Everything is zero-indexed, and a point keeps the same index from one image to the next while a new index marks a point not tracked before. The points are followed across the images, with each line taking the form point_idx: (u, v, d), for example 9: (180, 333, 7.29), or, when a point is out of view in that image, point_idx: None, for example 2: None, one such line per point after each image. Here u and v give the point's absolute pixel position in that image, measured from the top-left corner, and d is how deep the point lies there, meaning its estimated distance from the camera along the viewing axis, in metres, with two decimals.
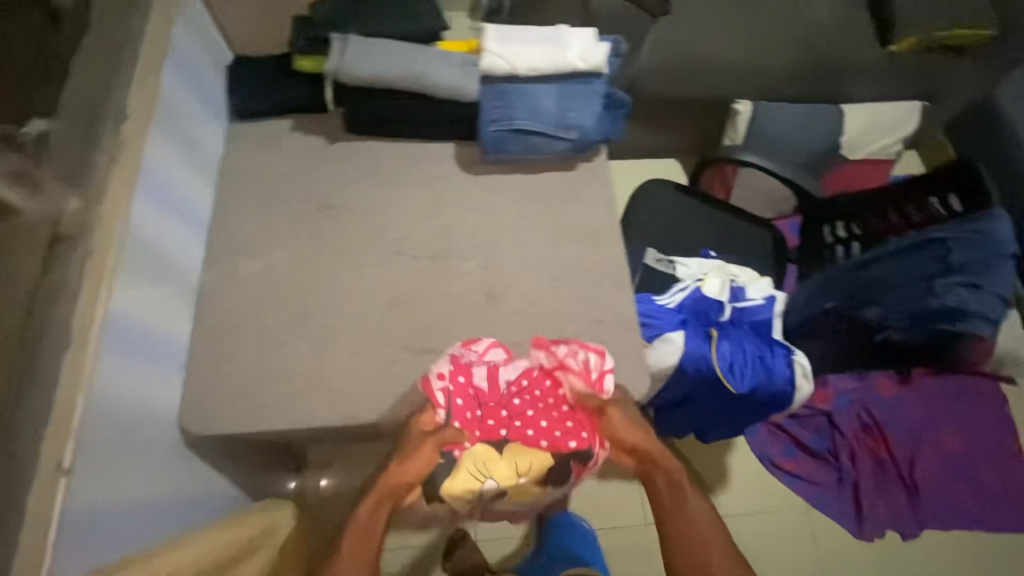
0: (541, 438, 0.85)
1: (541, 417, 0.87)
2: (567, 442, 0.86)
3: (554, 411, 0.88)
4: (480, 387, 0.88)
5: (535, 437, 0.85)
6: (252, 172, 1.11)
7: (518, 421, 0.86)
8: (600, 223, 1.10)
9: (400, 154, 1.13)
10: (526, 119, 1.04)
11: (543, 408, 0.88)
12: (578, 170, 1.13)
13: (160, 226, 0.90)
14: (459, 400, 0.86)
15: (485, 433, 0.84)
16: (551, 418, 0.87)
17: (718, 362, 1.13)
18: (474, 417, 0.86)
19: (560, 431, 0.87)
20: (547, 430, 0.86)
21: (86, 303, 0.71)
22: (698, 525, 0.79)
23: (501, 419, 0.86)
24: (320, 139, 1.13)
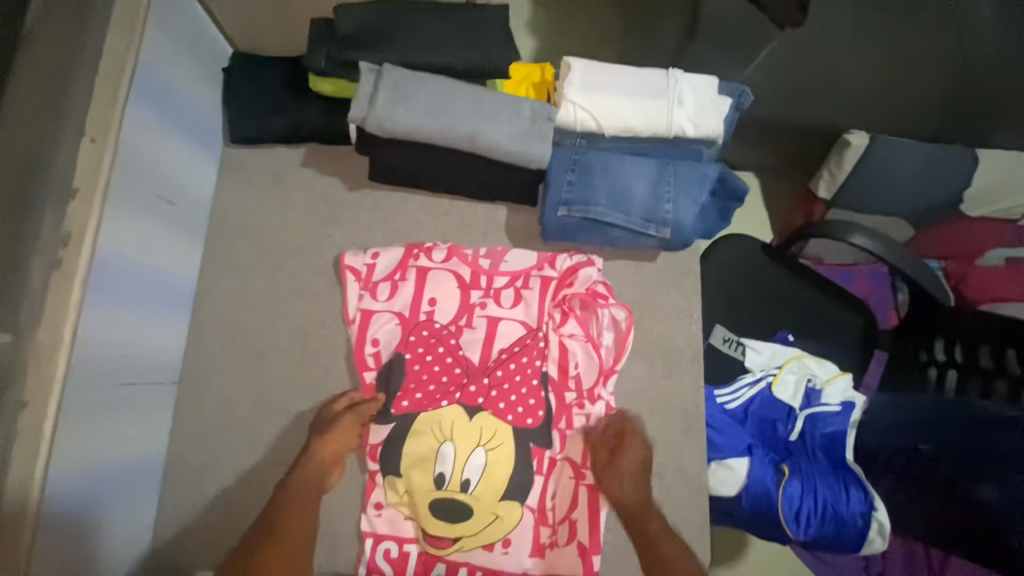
0: (502, 409, 0.79)
1: (510, 385, 0.81)
2: (525, 419, 0.80)
3: (527, 382, 0.81)
4: (461, 350, 0.82)
5: (496, 398, 0.80)
6: (248, 216, 0.87)
7: (484, 386, 0.81)
8: (677, 338, 0.87)
9: (437, 216, 0.89)
10: (607, 207, 0.78)
11: (515, 377, 0.81)
12: (661, 262, 0.89)
13: (129, 323, 0.70)
14: (407, 335, 0.83)
15: (444, 392, 0.80)
16: (519, 391, 0.81)
17: (783, 506, 0.97)
18: (438, 373, 0.81)
19: (525, 404, 0.80)
20: (511, 401, 0.80)
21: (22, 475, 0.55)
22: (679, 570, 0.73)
23: (468, 382, 0.81)
24: (339, 183, 0.89)
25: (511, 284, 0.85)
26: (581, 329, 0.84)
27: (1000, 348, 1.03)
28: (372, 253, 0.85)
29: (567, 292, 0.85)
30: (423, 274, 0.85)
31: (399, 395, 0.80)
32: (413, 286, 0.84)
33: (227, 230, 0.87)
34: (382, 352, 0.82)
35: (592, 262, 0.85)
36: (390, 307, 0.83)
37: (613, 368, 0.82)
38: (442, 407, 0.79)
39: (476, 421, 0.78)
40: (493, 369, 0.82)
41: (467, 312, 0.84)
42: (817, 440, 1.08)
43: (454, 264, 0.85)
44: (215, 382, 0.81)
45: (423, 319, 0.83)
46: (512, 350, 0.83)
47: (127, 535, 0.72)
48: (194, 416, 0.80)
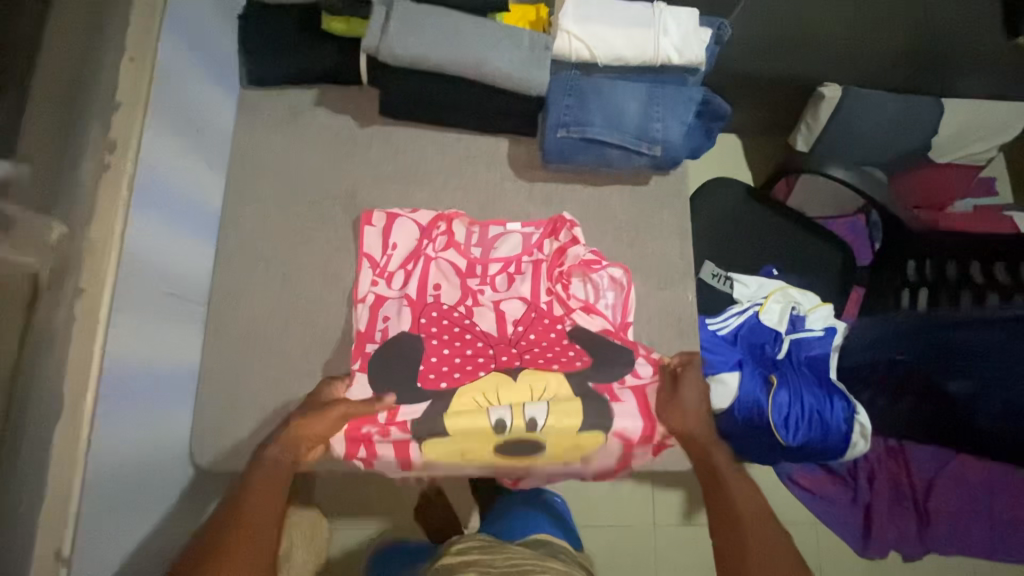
0: (544, 363, 0.85)
1: (535, 347, 0.86)
2: (575, 362, 0.85)
3: (553, 343, 0.87)
4: (477, 325, 0.88)
5: (534, 366, 0.85)
6: (266, 152, 0.93)
7: (513, 352, 0.86)
8: (671, 253, 0.94)
9: (443, 148, 0.95)
10: (603, 127, 0.85)
11: (539, 341, 0.87)
12: (652, 185, 0.96)
13: (164, 238, 0.75)
14: (423, 318, 0.87)
15: (476, 365, 0.85)
16: (553, 348, 0.86)
17: (773, 413, 1.04)
18: (462, 351, 0.85)
19: (566, 355, 0.86)
20: (549, 356, 0.85)
21: (76, 355, 0.60)
22: (741, 502, 0.75)
23: (495, 353, 0.86)
24: (350, 120, 0.95)
25: (511, 258, 0.91)
26: (576, 299, 0.89)
27: (968, 261, 1.09)
28: (390, 243, 0.90)
29: (562, 267, 0.90)
30: (432, 261, 0.90)
31: (424, 370, 0.84)
32: (421, 274, 0.90)
33: (246, 166, 0.92)
34: (391, 329, 0.86)
35: (578, 241, 0.91)
36: (400, 292, 0.89)
37: (628, 319, 0.89)
38: (481, 376, 0.84)
39: (521, 379, 0.83)
40: (516, 340, 0.87)
41: (472, 293, 0.89)
42: (802, 358, 1.15)
43: (452, 252, 0.91)
44: (240, 304, 0.86)
45: (431, 301, 0.88)
46: (527, 321, 0.88)
47: (165, 440, 0.77)
48: (222, 335, 0.85)
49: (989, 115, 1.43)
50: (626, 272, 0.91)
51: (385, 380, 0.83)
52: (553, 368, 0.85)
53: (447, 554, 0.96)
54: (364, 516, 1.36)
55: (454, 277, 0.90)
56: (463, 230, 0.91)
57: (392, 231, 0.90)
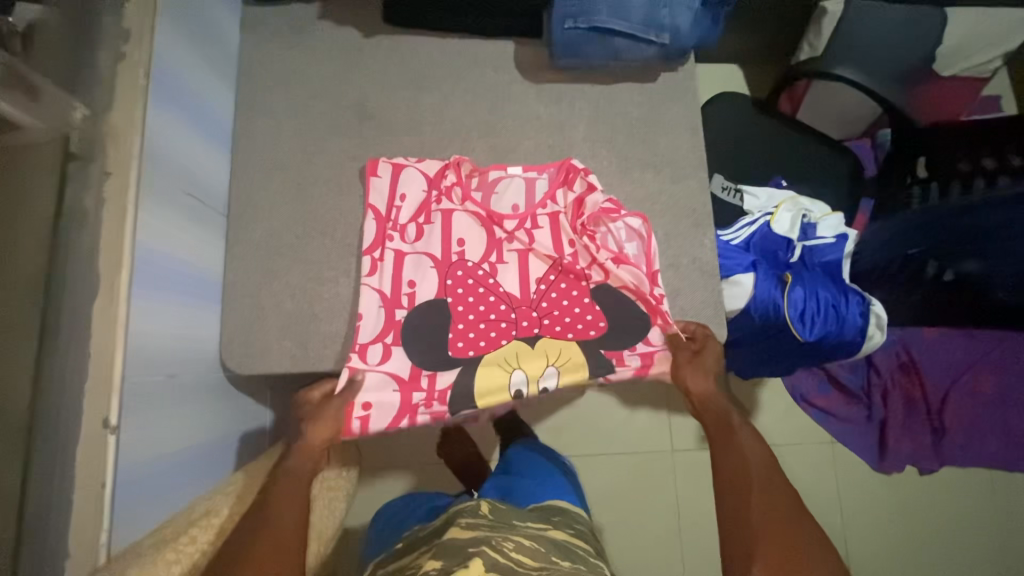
0: (560, 331, 0.85)
1: (560, 312, 0.86)
2: (588, 332, 0.85)
3: (574, 303, 0.86)
4: (500, 285, 0.86)
5: (552, 337, 0.85)
6: (272, 66, 0.93)
7: (534, 317, 0.85)
8: (681, 147, 0.94)
9: (450, 54, 0.95)
10: (610, 16, 0.85)
11: (562, 302, 0.86)
12: (660, 82, 0.96)
13: (181, 138, 0.76)
14: (448, 280, 0.86)
15: (499, 331, 0.84)
16: (572, 311, 0.86)
17: (788, 309, 1.05)
18: (485, 312, 0.85)
19: (583, 322, 0.86)
20: (566, 323, 0.85)
21: (101, 233, 0.61)
22: (750, 457, 0.74)
23: (516, 316, 0.85)
24: (354, 31, 0.95)
25: (527, 210, 0.90)
26: (604, 252, 0.88)
27: (979, 153, 1.12)
28: (399, 196, 0.88)
29: (581, 222, 0.89)
30: (446, 213, 0.89)
31: (453, 338, 0.83)
32: (438, 228, 0.88)
33: (253, 81, 0.92)
34: (417, 294, 0.85)
35: (595, 189, 0.89)
36: (421, 249, 0.87)
37: (654, 268, 0.87)
38: (503, 346, 0.83)
39: (538, 347, 0.84)
40: (538, 301, 0.86)
41: (496, 247, 0.89)
42: (816, 263, 1.16)
43: (471, 206, 0.89)
44: (260, 212, 0.87)
45: (456, 260, 0.87)
46: (550, 279, 0.87)
47: (200, 340, 0.79)
48: (242, 243, 0.86)
49: (993, 23, 1.35)
50: (645, 219, 0.89)
51: (418, 342, 0.82)
52: (573, 336, 0.85)
53: (456, 528, 0.79)
54: (386, 450, 1.38)
55: (474, 232, 0.89)
56: (465, 178, 0.89)
57: (399, 183, 0.88)
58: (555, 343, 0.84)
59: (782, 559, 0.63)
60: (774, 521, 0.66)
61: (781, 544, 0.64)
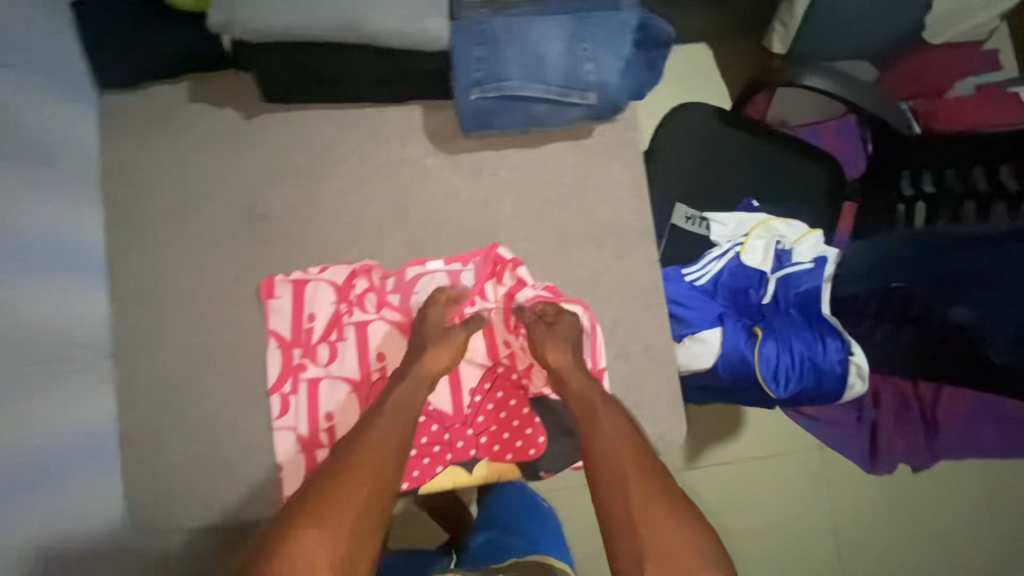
0: (499, 451, 0.77)
1: (499, 427, 0.78)
2: (528, 450, 0.77)
3: (512, 415, 0.78)
4: (430, 403, 0.78)
5: (493, 460, 0.77)
6: (145, 167, 0.80)
7: (470, 436, 0.77)
8: (625, 214, 0.82)
9: (347, 130, 0.81)
10: (523, 79, 0.71)
11: (500, 415, 0.78)
12: (595, 137, 0.82)
13: (32, 297, 0.64)
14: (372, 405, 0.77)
15: (433, 456, 0.76)
16: (511, 425, 0.78)
17: (760, 366, 0.95)
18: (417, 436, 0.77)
19: (522, 437, 0.78)
20: (503, 442, 0.77)
21: None
22: (606, 438, 0.66)
23: (451, 437, 0.77)
24: (232, 113, 0.81)
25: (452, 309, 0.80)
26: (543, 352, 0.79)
27: (968, 169, 0.97)
28: (306, 314, 0.77)
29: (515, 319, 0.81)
30: (360, 327, 0.78)
31: None
32: (353, 345, 0.78)
33: (124, 188, 0.79)
34: (337, 427, 0.76)
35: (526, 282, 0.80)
36: (336, 373, 0.77)
37: (599, 365, 0.79)
38: (439, 473, 0.76)
39: (476, 473, 0.77)
40: (472, 416, 0.78)
41: None
42: (790, 298, 1.05)
43: (389, 313, 0.79)
44: (150, 343, 0.77)
45: (377, 380, 0.78)
46: (484, 390, 0.79)
47: (95, 507, 0.70)
48: (138, 385, 0.77)
49: None
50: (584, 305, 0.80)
51: None
52: (512, 457, 0.77)
53: None
54: None
55: (396, 344, 0.79)
56: (380, 283, 0.79)
57: (304, 301, 0.77)
58: (494, 467, 0.77)
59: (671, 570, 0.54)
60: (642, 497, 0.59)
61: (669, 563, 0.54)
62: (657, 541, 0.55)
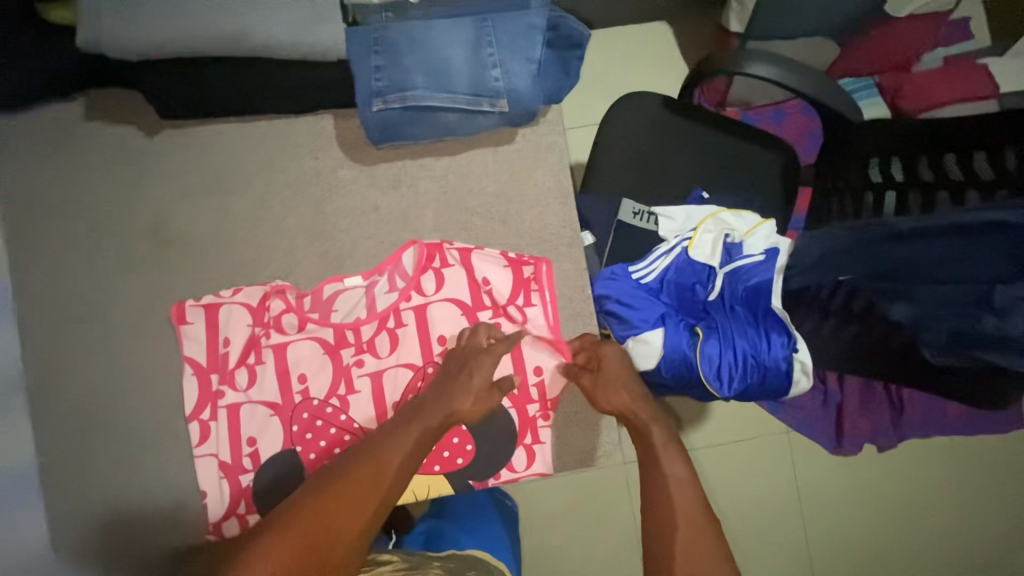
0: (427, 464, 0.76)
1: None
2: (455, 460, 0.77)
3: None
4: (353, 420, 0.76)
5: (421, 473, 0.76)
6: (46, 191, 0.76)
7: None
8: (551, 221, 0.79)
9: (257, 144, 0.77)
10: (427, 88, 0.67)
11: None
12: (518, 142, 0.79)
13: None
14: (295, 425, 0.75)
15: None
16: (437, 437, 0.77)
17: (703, 366, 0.93)
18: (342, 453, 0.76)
19: (449, 447, 0.77)
20: (430, 454, 0.76)
21: None
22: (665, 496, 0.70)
23: None
24: (134, 131, 0.77)
25: (372, 319, 0.77)
26: None
27: (915, 157, 0.92)
28: (222, 340, 0.75)
29: (440, 327, 0.78)
30: (277, 349, 0.75)
31: None
32: (272, 367, 0.75)
33: (27, 213, 0.76)
34: (260, 451, 0.75)
35: (448, 285, 0.78)
36: (256, 394, 0.75)
37: (525, 370, 0.78)
38: None
39: (405, 487, 0.76)
40: None
41: (344, 377, 0.76)
42: (739, 292, 1.02)
43: (310, 329, 0.76)
44: (66, 377, 0.75)
45: (300, 401, 0.75)
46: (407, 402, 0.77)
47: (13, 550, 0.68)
48: (56, 418, 0.75)
49: None
50: (548, 266, 0.77)
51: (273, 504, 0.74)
52: (442, 468, 0.77)
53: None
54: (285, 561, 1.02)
55: (314, 366, 0.76)
56: (298, 302, 0.76)
57: (219, 325, 0.75)
58: (422, 479, 0.76)
59: None
60: (697, 554, 0.63)
61: None
62: None
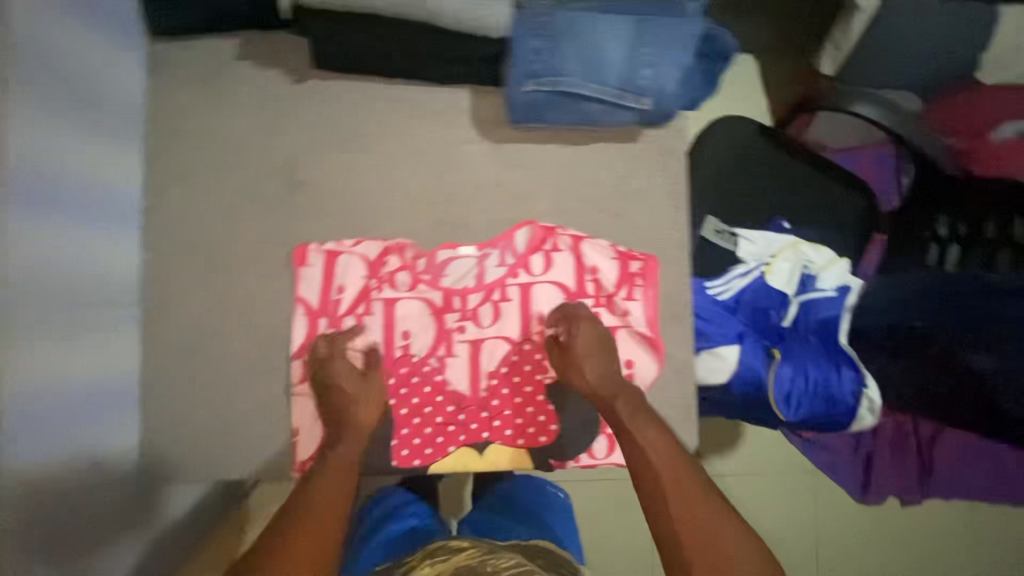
0: (511, 436, 0.79)
1: (513, 412, 0.79)
2: (539, 437, 0.79)
3: (527, 402, 0.79)
4: (448, 383, 0.79)
5: (504, 445, 0.79)
6: (191, 119, 0.79)
7: (484, 419, 0.79)
8: (663, 222, 0.81)
9: (395, 107, 0.80)
10: (580, 77, 0.71)
11: (514, 401, 0.79)
12: (643, 142, 0.81)
13: (70, 242, 0.63)
14: (393, 379, 0.79)
15: (446, 436, 0.79)
16: (524, 412, 0.79)
17: (774, 389, 0.97)
18: (432, 413, 0.79)
19: (535, 424, 0.79)
20: (515, 427, 0.79)
21: None
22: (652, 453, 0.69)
23: (465, 418, 0.79)
24: (281, 75, 0.80)
25: (480, 289, 0.80)
26: (567, 340, 0.80)
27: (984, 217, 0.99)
28: (336, 287, 0.79)
29: (541, 307, 0.80)
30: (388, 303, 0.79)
31: (397, 445, 0.78)
32: (381, 320, 0.79)
33: (168, 138, 0.79)
34: None
35: (556, 268, 0.80)
36: (360, 343, 0.78)
37: (617, 361, 0.80)
38: (450, 453, 0.78)
39: (487, 455, 0.79)
40: (488, 399, 0.79)
41: (445, 340, 0.80)
42: (810, 324, 1.01)
43: (420, 290, 0.80)
44: (183, 300, 0.78)
45: (400, 355, 0.79)
46: (501, 373, 0.80)
47: (115, 457, 0.70)
48: (167, 337, 0.78)
49: None
50: (656, 264, 0.80)
51: (361, 451, 0.77)
52: (525, 442, 0.79)
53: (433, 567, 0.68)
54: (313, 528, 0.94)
55: (419, 325, 0.79)
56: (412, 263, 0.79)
57: (336, 273, 0.78)
58: (505, 450, 0.79)
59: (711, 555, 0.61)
60: (686, 500, 0.64)
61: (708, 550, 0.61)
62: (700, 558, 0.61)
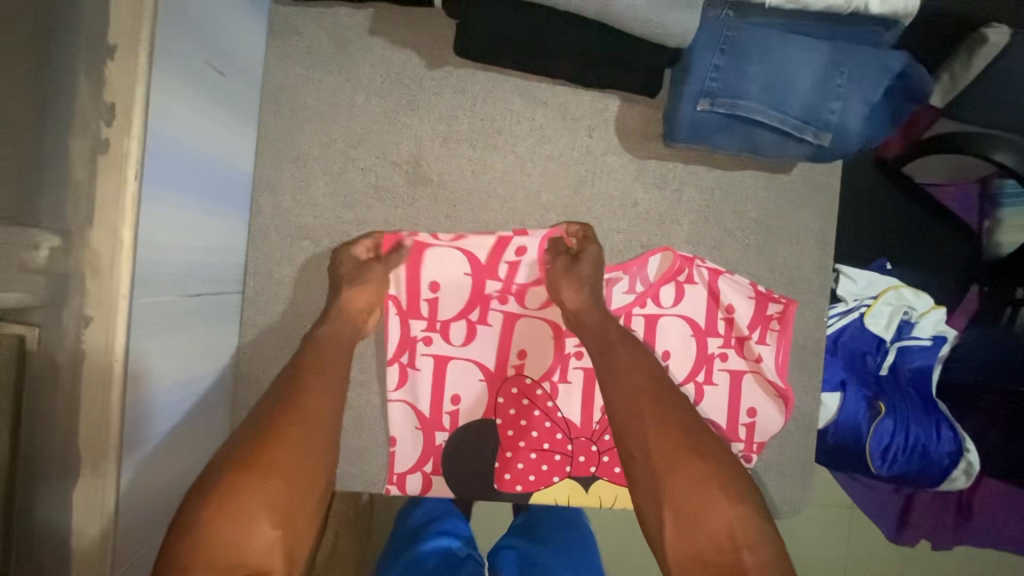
0: (619, 473, 0.74)
1: None
2: None
3: None
4: (559, 408, 0.75)
5: (611, 482, 0.74)
6: (307, 93, 0.72)
7: (593, 452, 0.74)
8: (804, 265, 0.76)
9: (535, 106, 0.73)
10: (760, 100, 0.64)
11: None
12: (795, 175, 0.75)
13: (188, 226, 0.57)
14: (501, 398, 0.74)
15: (551, 465, 0.74)
16: None
17: (872, 443, 0.85)
18: (538, 439, 0.74)
19: None
20: None
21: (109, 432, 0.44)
22: (624, 377, 0.60)
23: (573, 448, 0.74)
24: (416, 58, 0.72)
25: None
26: (689, 379, 0.75)
27: None
28: (451, 296, 0.74)
29: (665, 340, 0.75)
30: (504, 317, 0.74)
31: (499, 469, 0.74)
32: (495, 334, 0.75)
33: (282, 112, 0.72)
34: (461, 414, 0.74)
35: (686, 301, 0.75)
36: (470, 356, 0.74)
37: (738, 408, 0.75)
38: (554, 484, 0.74)
39: (592, 491, 0.74)
40: (600, 433, 0.75)
41: (560, 363, 0.75)
42: (906, 375, 0.88)
43: (539, 307, 0.75)
44: (286, 291, 0.72)
45: (511, 374, 0.75)
46: None
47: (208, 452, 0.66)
48: (265, 329, 0.73)
49: None
50: (797, 309, 0.74)
51: (462, 471, 0.74)
52: None
53: None
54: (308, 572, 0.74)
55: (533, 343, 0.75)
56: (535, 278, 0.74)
57: (454, 281, 0.74)
58: (613, 488, 0.74)
59: (686, 490, 0.50)
60: (663, 435, 0.54)
61: (688, 496, 0.50)
62: (681, 493, 0.50)
